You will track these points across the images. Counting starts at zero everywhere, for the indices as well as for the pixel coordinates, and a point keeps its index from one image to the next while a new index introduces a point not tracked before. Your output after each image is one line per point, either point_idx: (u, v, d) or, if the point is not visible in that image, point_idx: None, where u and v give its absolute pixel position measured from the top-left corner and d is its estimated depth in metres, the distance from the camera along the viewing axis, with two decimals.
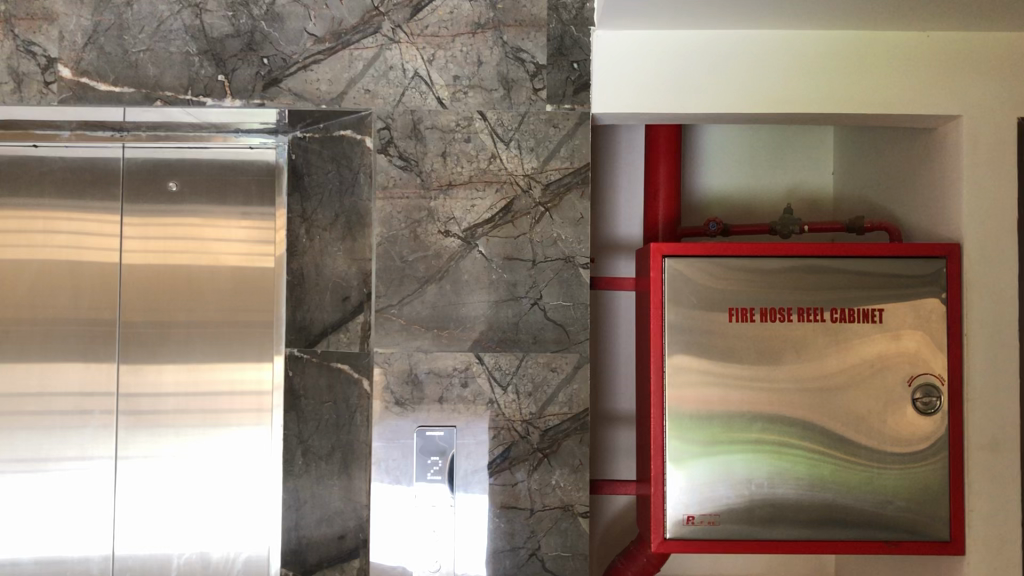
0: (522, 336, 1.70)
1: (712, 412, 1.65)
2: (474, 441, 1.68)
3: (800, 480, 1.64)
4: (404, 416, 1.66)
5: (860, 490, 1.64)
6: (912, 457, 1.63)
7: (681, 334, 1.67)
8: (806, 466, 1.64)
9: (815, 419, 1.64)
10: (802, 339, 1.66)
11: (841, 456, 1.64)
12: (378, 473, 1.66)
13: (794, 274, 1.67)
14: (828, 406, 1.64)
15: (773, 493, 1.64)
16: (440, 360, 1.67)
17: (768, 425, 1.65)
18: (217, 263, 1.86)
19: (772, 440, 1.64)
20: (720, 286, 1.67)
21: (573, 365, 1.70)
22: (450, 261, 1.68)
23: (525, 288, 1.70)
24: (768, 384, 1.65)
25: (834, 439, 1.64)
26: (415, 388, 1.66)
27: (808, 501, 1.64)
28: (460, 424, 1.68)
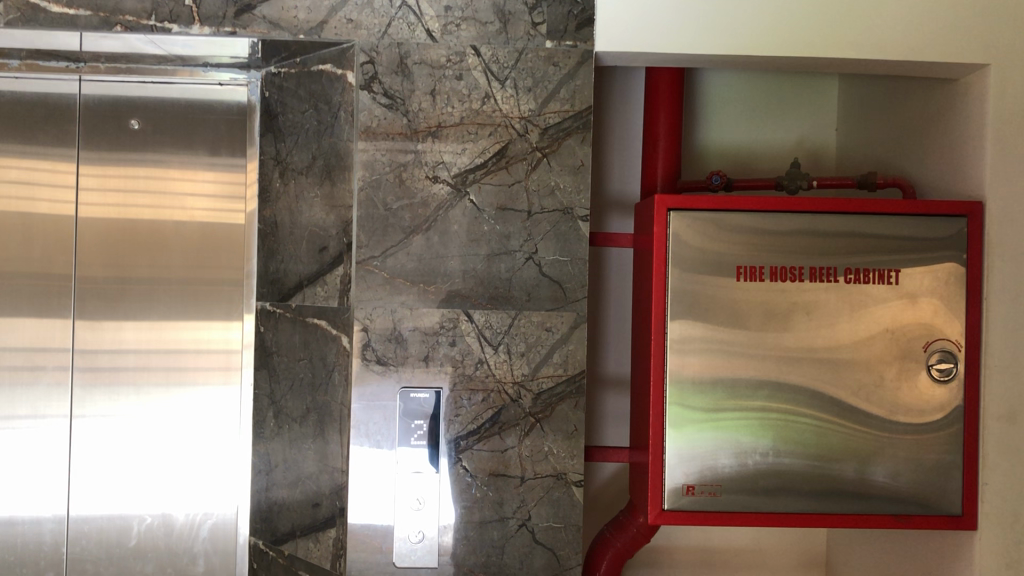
0: (515, 293, 1.58)
1: (717, 380, 1.64)
2: (460, 403, 1.57)
3: (807, 447, 1.64)
4: (386, 375, 1.56)
5: (864, 455, 1.65)
6: (922, 426, 1.65)
7: (684, 294, 1.64)
8: (809, 431, 1.64)
9: (828, 386, 1.64)
10: (818, 307, 1.65)
11: (849, 422, 1.64)
12: (357, 434, 1.57)
13: (802, 237, 1.65)
14: (841, 374, 1.64)
15: (777, 460, 1.65)
16: (426, 317, 1.56)
17: (778, 391, 1.64)
18: (188, 218, 1.87)
19: (780, 406, 1.64)
20: (728, 249, 1.65)
21: (569, 325, 1.58)
22: (439, 210, 1.57)
23: (519, 240, 1.58)
24: (774, 351, 1.64)
25: (840, 405, 1.64)
26: (398, 345, 1.56)
27: (812, 469, 1.65)
28: (447, 386, 1.57)
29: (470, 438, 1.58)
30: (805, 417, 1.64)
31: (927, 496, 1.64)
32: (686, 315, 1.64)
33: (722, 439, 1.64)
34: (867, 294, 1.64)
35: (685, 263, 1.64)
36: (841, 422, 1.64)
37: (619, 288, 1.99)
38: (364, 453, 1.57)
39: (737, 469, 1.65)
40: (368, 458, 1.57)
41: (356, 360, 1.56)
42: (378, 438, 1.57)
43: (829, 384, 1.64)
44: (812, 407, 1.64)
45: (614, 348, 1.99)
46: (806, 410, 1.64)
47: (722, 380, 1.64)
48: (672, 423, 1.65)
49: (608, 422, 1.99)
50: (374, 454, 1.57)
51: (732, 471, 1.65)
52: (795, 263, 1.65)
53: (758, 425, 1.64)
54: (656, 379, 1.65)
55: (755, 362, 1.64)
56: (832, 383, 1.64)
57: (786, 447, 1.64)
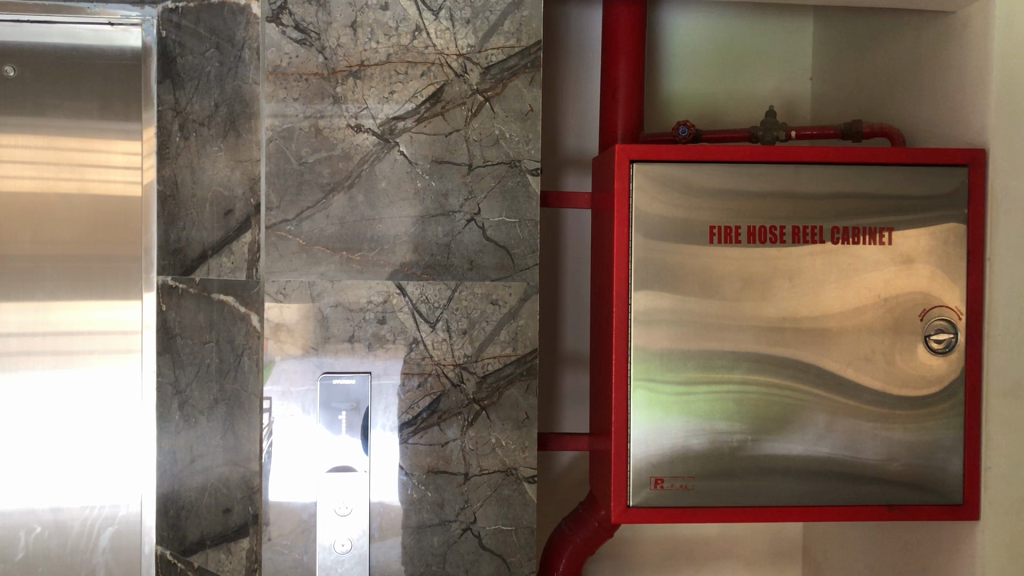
0: (454, 262, 1.35)
1: (689, 356, 1.43)
2: (392, 390, 1.35)
3: (790, 430, 1.45)
4: (305, 358, 1.33)
5: (853, 438, 1.46)
6: (919, 404, 1.46)
7: (650, 259, 1.42)
8: (792, 412, 1.45)
9: (813, 360, 1.45)
10: (801, 271, 1.44)
11: (837, 401, 1.45)
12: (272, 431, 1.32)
13: (783, 192, 1.44)
14: (827, 346, 1.45)
15: (757, 446, 1.45)
16: (350, 290, 1.33)
17: (757, 368, 1.44)
18: (82, 186, 1.60)
19: (760, 384, 1.44)
20: (699, 206, 1.43)
21: (519, 297, 1.36)
22: (364, 165, 1.33)
23: (458, 199, 1.35)
24: (753, 323, 1.44)
25: (827, 382, 1.45)
26: (318, 323, 1.33)
27: (795, 454, 1.46)
28: (376, 369, 1.34)
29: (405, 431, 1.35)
30: (789, 394, 1.45)
31: (923, 482, 1.46)
32: (654, 283, 1.43)
33: (695, 423, 1.44)
34: (857, 256, 1.44)
35: (650, 223, 1.43)
36: (828, 401, 1.45)
37: (571, 255, 1.77)
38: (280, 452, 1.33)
39: (712, 457, 1.45)
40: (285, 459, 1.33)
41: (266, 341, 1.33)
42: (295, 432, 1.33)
43: (814, 358, 1.45)
44: (795, 384, 1.45)
45: (568, 322, 1.77)
46: (789, 388, 1.45)
47: (694, 355, 1.43)
48: (638, 406, 1.44)
49: (562, 405, 1.78)
50: (293, 453, 1.33)
51: (706, 459, 1.45)
52: (775, 220, 1.44)
53: (734, 406, 1.44)
54: (618, 357, 1.43)
55: (731, 335, 1.44)
56: (817, 358, 1.45)
57: (767, 430, 1.45)
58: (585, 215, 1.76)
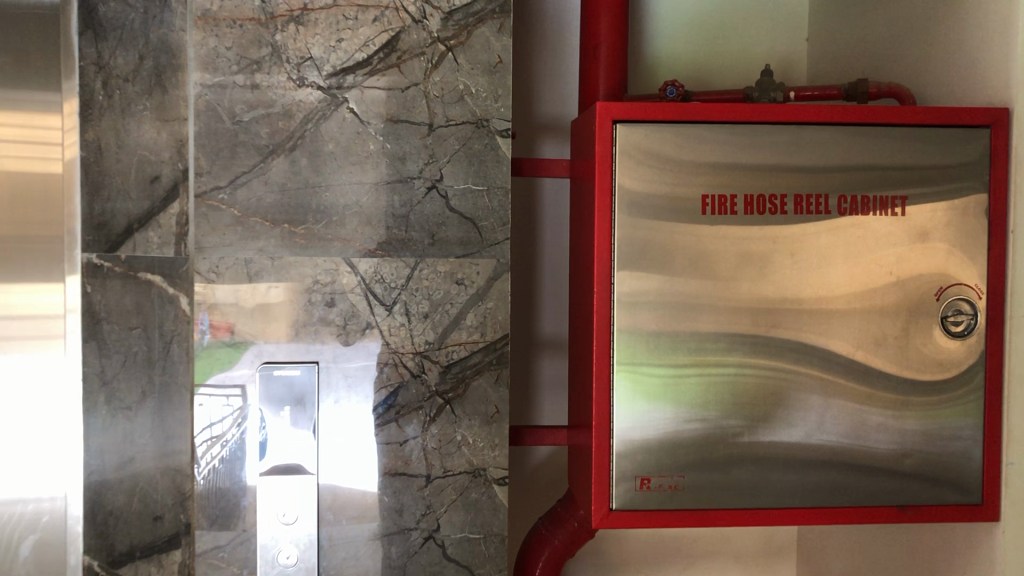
0: (413, 235, 1.18)
1: (678, 341, 1.28)
2: (343, 383, 1.18)
3: (779, 417, 1.30)
4: (236, 346, 1.17)
5: (860, 431, 1.31)
6: (932, 391, 1.31)
7: (635, 233, 1.26)
8: (792, 403, 1.30)
9: (816, 345, 1.29)
10: (804, 246, 1.28)
11: (836, 386, 1.30)
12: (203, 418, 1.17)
13: (784, 156, 1.28)
14: (832, 330, 1.29)
15: (744, 436, 1.30)
16: (295, 270, 1.17)
17: (741, 347, 1.28)
18: None
19: (746, 366, 1.29)
20: (690, 172, 1.26)
21: (487, 276, 1.20)
22: (309, 124, 1.16)
23: (417, 164, 1.18)
24: (751, 304, 1.28)
25: (832, 369, 1.30)
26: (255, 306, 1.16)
27: (795, 449, 1.30)
28: (323, 359, 1.18)
29: (358, 428, 1.19)
30: (776, 376, 1.29)
31: (937, 479, 1.31)
32: (639, 259, 1.27)
33: (684, 417, 1.29)
34: (866, 229, 1.28)
35: (636, 192, 1.26)
36: (818, 383, 1.30)
37: (548, 230, 1.60)
38: (215, 448, 1.17)
39: (704, 455, 1.29)
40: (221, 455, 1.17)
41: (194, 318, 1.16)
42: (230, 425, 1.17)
43: (818, 343, 1.29)
44: (782, 365, 1.29)
45: (545, 303, 1.61)
46: (774, 369, 1.29)
47: (684, 340, 1.28)
48: (623, 398, 1.28)
49: (538, 395, 1.61)
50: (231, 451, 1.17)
51: (689, 452, 1.29)
52: (776, 188, 1.27)
53: (727, 396, 1.29)
54: (599, 344, 1.27)
55: (725, 316, 1.28)
56: (810, 337, 1.29)
57: (765, 423, 1.30)
58: (563, 184, 1.60)
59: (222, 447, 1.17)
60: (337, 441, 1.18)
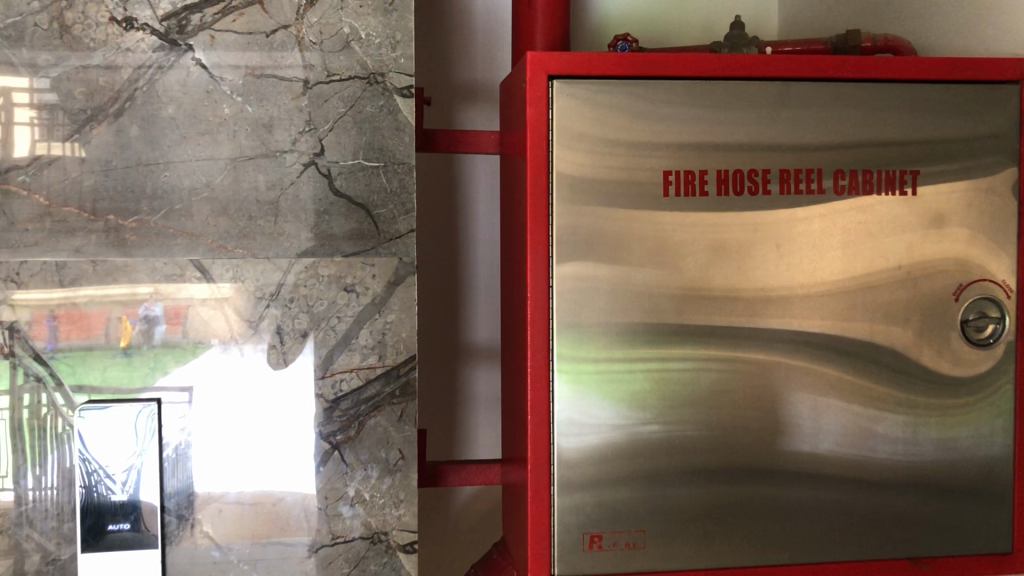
0: (285, 227, 0.89)
1: (636, 353, 0.98)
2: (260, 409, 0.90)
3: (734, 420, 1.00)
4: (127, 367, 0.88)
5: (872, 462, 1.02)
6: (951, 391, 1.02)
7: (577, 220, 0.97)
8: (785, 424, 1.01)
9: (816, 345, 1.00)
10: (793, 233, 1.00)
11: (825, 389, 1.01)
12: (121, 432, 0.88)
13: (767, 119, 0.99)
14: (834, 329, 1.00)
15: (696, 450, 1.00)
16: (227, 285, 0.89)
17: (676, 333, 0.99)
18: None
19: (694, 359, 0.99)
20: (648, 143, 0.97)
21: (385, 281, 0.91)
22: (139, 80, 0.87)
23: (286, 133, 0.89)
24: (731, 310, 0.99)
25: (836, 386, 1.01)
26: (186, 323, 0.88)
27: (792, 488, 1.01)
28: (199, 387, 0.89)
29: (267, 460, 0.90)
30: (734, 371, 1.00)
31: (961, 526, 1.04)
32: (583, 255, 0.97)
33: (643, 445, 0.99)
34: (871, 213, 1.00)
35: (580, 168, 0.96)
36: (778, 376, 1.00)
37: (472, 215, 1.32)
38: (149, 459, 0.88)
39: (677, 496, 1.00)
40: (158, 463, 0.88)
41: (48, 318, 0.86)
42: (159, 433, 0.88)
43: (821, 344, 1.00)
44: (739, 355, 0.99)
45: (471, 302, 1.33)
46: (725, 357, 0.99)
47: (646, 350, 0.99)
48: (570, 431, 0.99)
49: (463, 409, 1.34)
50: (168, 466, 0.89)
51: (624, 483, 0.99)
52: (758, 161, 0.99)
53: (693, 410, 1.00)
54: (534, 364, 0.98)
55: (697, 316, 0.99)
56: (766, 321, 0.99)
57: (756, 452, 1.01)
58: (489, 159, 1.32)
59: (53, 489, 0.87)
60: (265, 459, 0.90)
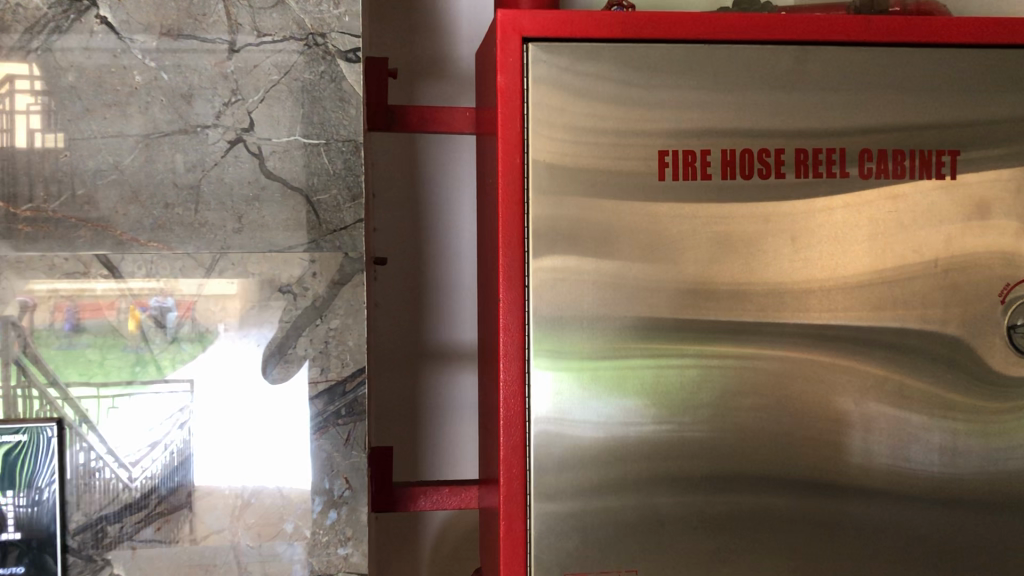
0: (208, 217, 0.77)
1: (634, 346, 0.83)
2: (267, 403, 0.78)
3: (759, 429, 0.84)
4: (143, 352, 0.76)
5: (913, 478, 0.87)
6: (1000, 395, 0.87)
7: (556, 208, 0.81)
8: (819, 432, 0.85)
9: (851, 337, 0.85)
10: (811, 225, 0.84)
11: (862, 395, 0.85)
12: (121, 426, 0.77)
13: (780, 90, 0.84)
14: (867, 318, 0.85)
15: (713, 465, 0.84)
16: (232, 280, 0.77)
17: (683, 329, 0.83)
18: None
19: (709, 358, 0.83)
20: (638, 119, 0.82)
21: (327, 281, 0.79)
22: (33, 40, 0.74)
23: (208, 105, 0.76)
24: (741, 313, 0.83)
25: (870, 392, 0.85)
26: (194, 319, 0.77)
27: (826, 509, 0.86)
28: (197, 379, 0.77)
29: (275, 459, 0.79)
30: (754, 370, 0.84)
31: (1009, 568, 0.88)
32: (562, 248, 0.82)
33: (641, 467, 0.84)
34: (903, 201, 0.85)
35: (558, 149, 0.81)
36: (807, 376, 0.84)
37: (447, 203, 1.19)
38: (152, 453, 0.77)
39: (688, 522, 0.85)
40: (161, 458, 0.77)
41: (66, 306, 0.75)
42: (157, 422, 0.77)
43: (858, 335, 0.85)
44: (766, 354, 0.84)
45: (443, 299, 1.20)
46: (745, 359, 0.84)
47: (647, 347, 0.83)
48: (555, 455, 0.83)
49: (432, 417, 1.21)
50: (171, 462, 0.78)
51: (613, 517, 0.84)
52: (768, 141, 0.83)
53: (705, 417, 0.84)
54: (506, 380, 0.83)
55: (709, 310, 0.83)
56: (791, 316, 0.84)
57: (785, 469, 0.85)
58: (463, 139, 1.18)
59: None
60: (270, 456, 0.79)
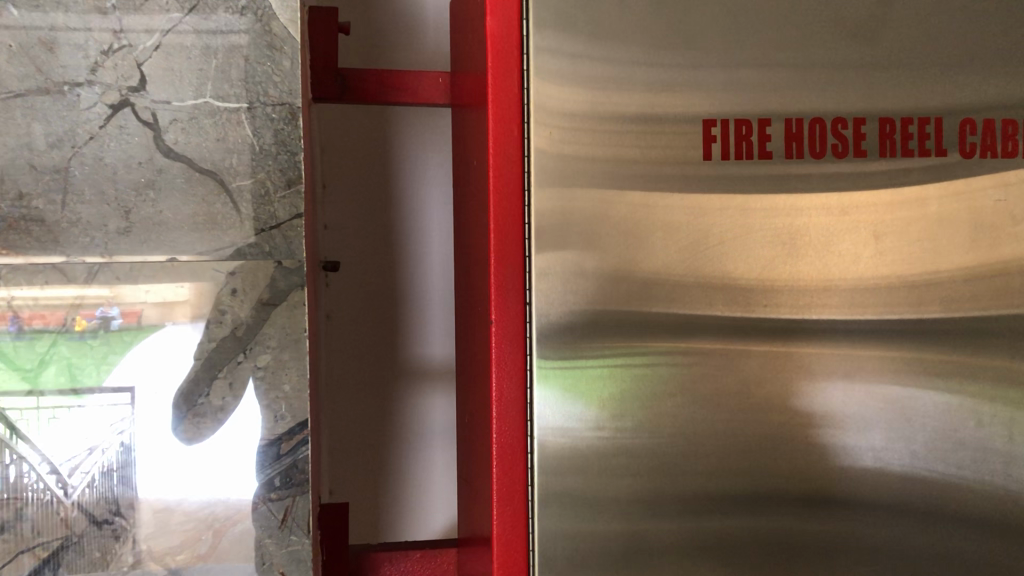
0: (79, 208, 0.57)
1: (615, 340, 0.60)
2: (221, 435, 0.59)
3: (797, 451, 0.63)
4: (31, 377, 0.57)
5: None
6: None
7: (565, 197, 0.60)
8: (878, 463, 0.64)
9: (910, 337, 0.64)
10: (898, 217, 0.64)
11: (967, 442, 0.64)
12: (55, 437, 0.57)
13: (858, 44, 0.64)
14: (972, 325, 0.64)
15: (760, 503, 0.62)
16: (182, 283, 0.58)
17: (734, 330, 0.62)
18: None
19: (713, 360, 0.62)
20: (681, 80, 0.61)
21: (257, 300, 0.59)
22: None
23: (78, 53, 0.57)
24: (805, 337, 0.63)
25: (970, 418, 0.64)
26: (131, 335, 0.57)
27: None
28: (144, 388, 0.58)
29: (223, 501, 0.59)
30: (787, 379, 0.63)
31: None
32: (572, 251, 0.60)
33: (680, 545, 0.62)
34: (1016, 187, 0.65)
35: (576, 119, 0.60)
36: (888, 397, 0.64)
37: (412, 193, 0.98)
38: (91, 458, 0.57)
39: None
40: (102, 461, 0.57)
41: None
42: (98, 428, 0.57)
43: (957, 341, 0.64)
44: (796, 363, 0.63)
45: (408, 310, 0.98)
46: (810, 374, 0.63)
47: (641, 346, 0.61)
48: (568, 532, 0.61)
49: (398, 451, 1.00)
50: (116, 468, 0.58)
51: None
52: (845, 108, 0.63)
53: (767, 464, 0.63)
54: (501, 434, 0.61)
55: (727, 308, 0.62)
56: (814, 311, 0.63)
57: (862, 518, 0.63)
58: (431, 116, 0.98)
59: None
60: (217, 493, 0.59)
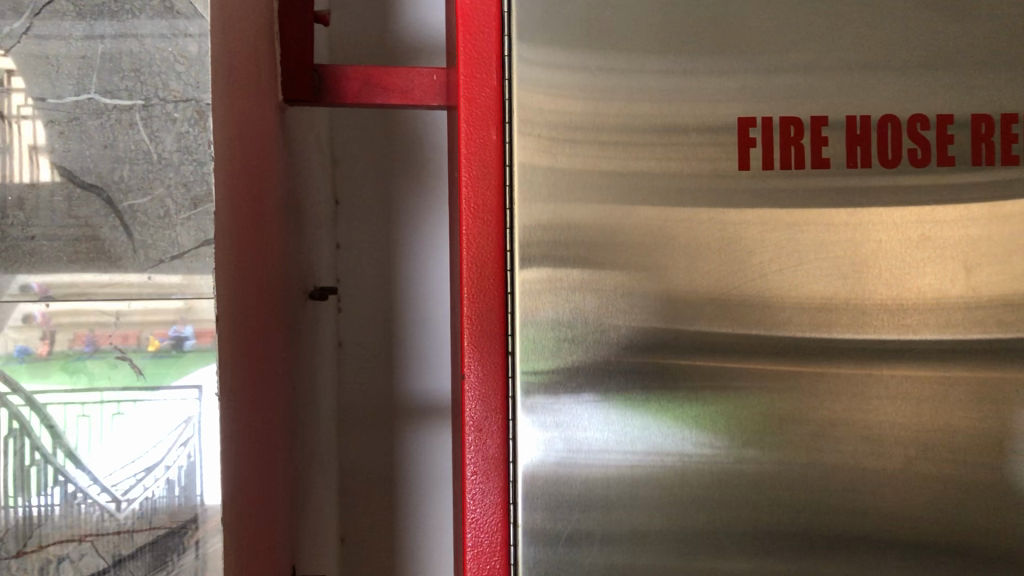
0: None
1: (617, 399, 0.47)
2: None
3: (863, 539, 0.49)
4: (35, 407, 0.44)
5: None
6: None
7: (558, 217, 0.47)
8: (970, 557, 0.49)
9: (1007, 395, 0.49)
10: (994, 242, 0.49)
11: None
12: (107, 445, 0.45)
13: (939, 23, 0.49)
14: None
15: None
16: None
17: (776, 387, 0.48)
18: None
19: (754, 419, 0.48)
20: (711, 66, 0.48)
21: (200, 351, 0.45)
22: None
23: None
24: (871, 395, 0.49)
25: None
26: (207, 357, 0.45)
27: None
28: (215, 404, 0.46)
29: None
30: (847, 449, 0.49)
31: None
32: (565, 286, 0.47)
33: None
34: None
35: (575, 115, 0.47)
36: (979, 472, 0.49)
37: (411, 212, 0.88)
38: (151, 475, 0.45)
39: None
40: (163, 477, 0.45)
41: (37, 315, 0.44)
42: (161, 435, 0.45)
43: None
44: (861, 428, 0.49)
45: (408, 341, 0.88)
46: (877, 442, 0.49)
47: (651, 403, 0.47)
48: None
49: (402, 498, 0.89)
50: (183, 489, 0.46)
51: None
52: (924, 104, 0.49)
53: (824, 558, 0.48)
54: (476, 525, 0.48)
55: (773, 357, 0.48)
56: (882, 362, 0.49)
57: None
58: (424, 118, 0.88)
59: None
60: None
